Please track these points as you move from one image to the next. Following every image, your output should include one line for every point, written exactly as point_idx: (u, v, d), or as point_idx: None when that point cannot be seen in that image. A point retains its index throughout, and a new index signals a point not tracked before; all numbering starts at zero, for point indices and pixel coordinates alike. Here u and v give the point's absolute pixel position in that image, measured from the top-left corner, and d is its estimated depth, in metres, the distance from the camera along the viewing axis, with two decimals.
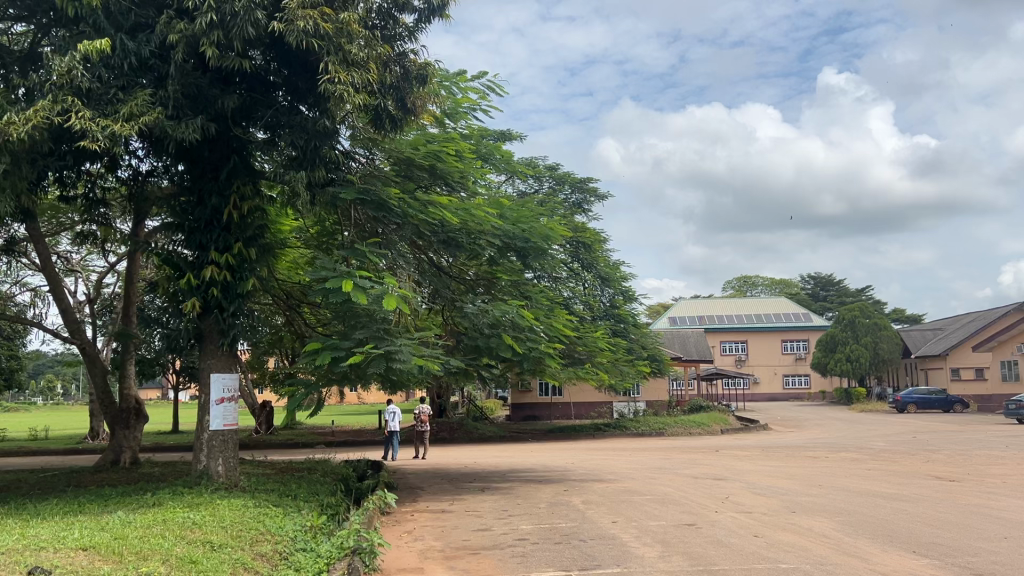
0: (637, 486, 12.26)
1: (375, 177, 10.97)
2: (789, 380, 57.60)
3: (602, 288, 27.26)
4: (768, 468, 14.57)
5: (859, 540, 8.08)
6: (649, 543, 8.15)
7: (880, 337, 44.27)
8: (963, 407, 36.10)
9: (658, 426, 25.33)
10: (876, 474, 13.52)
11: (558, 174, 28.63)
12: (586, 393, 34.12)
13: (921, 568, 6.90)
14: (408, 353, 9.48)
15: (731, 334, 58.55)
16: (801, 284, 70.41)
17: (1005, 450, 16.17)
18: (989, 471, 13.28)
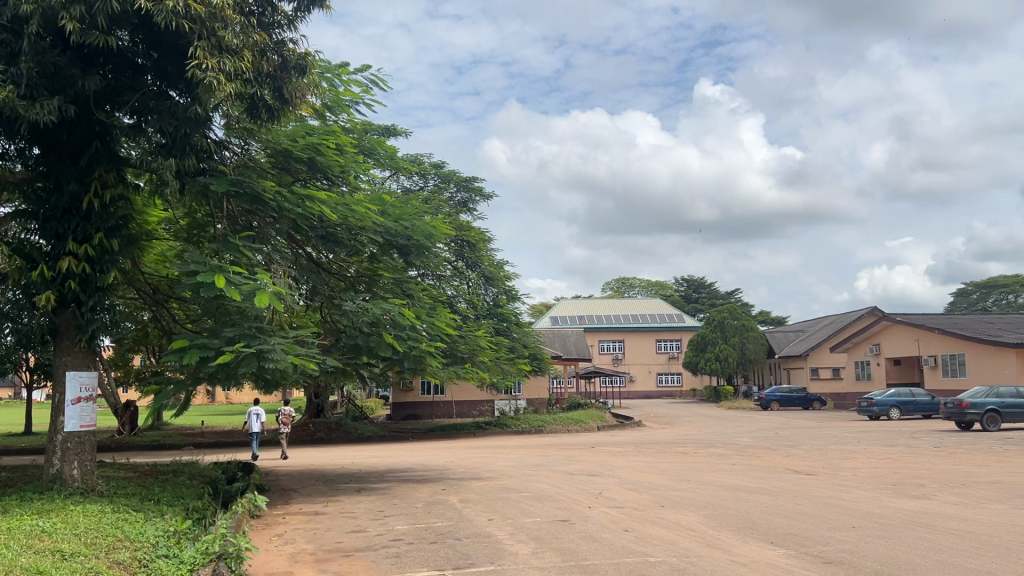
0: (514, 483, 12.37)
1: (250, 168, 10.60)
2: (663, 378, 59.56)
3: (485, 288, 27.34)
4: (640, 464, 15.00)
5: (722, 532, 8.41)
6: (523, 540, 8.22)
7: (746, 337, 46.58)
8: (821, 404, 38.36)
9: (537, 423, 25.65)
10: (741, 469, 14.14)
11: (443, 172, 28.56)
12: (467, 392, 34.19)
13: (777, 558, 7.25)
14: (280, 352, 9.22)
15: (609, 334, 60.09)
16: (676, 286, 73.00)
17: (856, 444, 17.28)
18: (842, 464, 14.15)
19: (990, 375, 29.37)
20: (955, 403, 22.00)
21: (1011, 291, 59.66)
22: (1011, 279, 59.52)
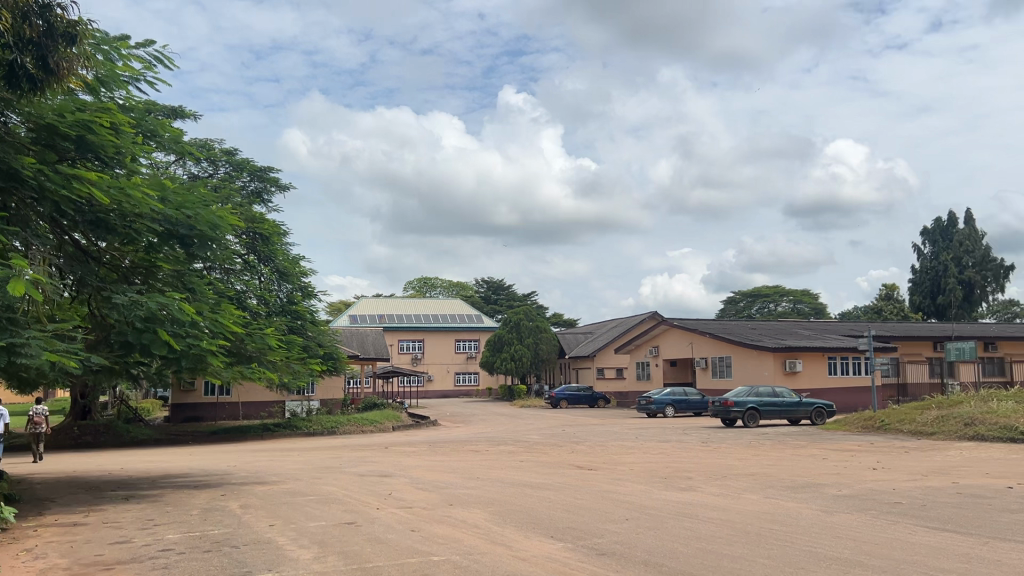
0: (300, 486, 11.99)
1: (7, 142, 9.51)
2: (460, 378, 60.29)
3: (278, 283, 26.34)
4: (430, 463, 15.05)
5: (505, 528, 8.59)
6: (306, 544, 7.96)
7: (540, 337, 48.22)
8: (606, 402, 40.45)
9: (329, 425, 25.02)
10: (528, 466, 14.56)
11: (235, 160, 27.21)
12: (256, 392, 32.79)
13: (556, 552, 7.50)
14: (36, 348, 8.34)
15: (408, 333, 59.95)
16: (475, 288, 74.22)
17: (635, 441, 18.36)
18: (621, 460, 14.96)
19: (751, 375, 32.25)
20: (721, 402, 23.95)
21: (771, 299, 66.02)
22: (772, 289, 65.86)
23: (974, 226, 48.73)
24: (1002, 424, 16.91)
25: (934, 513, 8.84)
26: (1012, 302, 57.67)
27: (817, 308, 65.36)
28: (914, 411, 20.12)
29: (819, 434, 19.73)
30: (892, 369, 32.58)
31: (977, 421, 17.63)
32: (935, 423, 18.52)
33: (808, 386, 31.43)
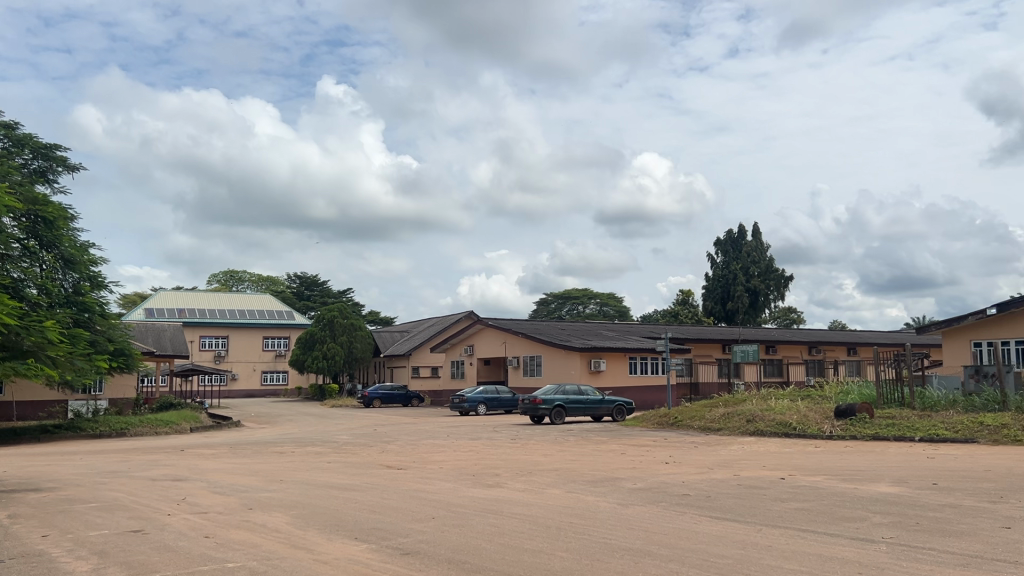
0: (82, 493, 11.03)
1: None
2: (268, 376, 58.10)
3: (62, 272, 24.13)
4: (230, 466, 14.34)
5: (307, 532, 8.33)
6: (84, 556, 7.32)
7: (354, 336, 47.40)
8: (419, 401, 40.42)
9: (118, 426, 23.24)
10: (334, 467, 14.23)
11: (15, 136, 24.70)
12: (34, 390, 29.88)
13: (359, 553, 7.36)
14: None
15: (212, 329, 57.01)
16: (287, 283, 71.84)
17: (445, 440, 18.48)
18: (430, 459, 14.99)
19: (559, 374, 33.39)
20: (530, 399, 24.58)
21: (580, 302, 68.82)
22: (582, 292, 68.69)
23: (760, 239, 53.16)
24: (778, 421, 18.55)
25: (717, 503, 9.52)
26: (790, 309, 63.55)
27: (622, 311, 68.89)
28: (704, 409, 21.60)
29: (619, 431, 20.73)
30: (687, 369, 34.86)
31: (757, 417, 19.23)
32: (721, 419, 19.99)
33: (611, 385, 32.97)
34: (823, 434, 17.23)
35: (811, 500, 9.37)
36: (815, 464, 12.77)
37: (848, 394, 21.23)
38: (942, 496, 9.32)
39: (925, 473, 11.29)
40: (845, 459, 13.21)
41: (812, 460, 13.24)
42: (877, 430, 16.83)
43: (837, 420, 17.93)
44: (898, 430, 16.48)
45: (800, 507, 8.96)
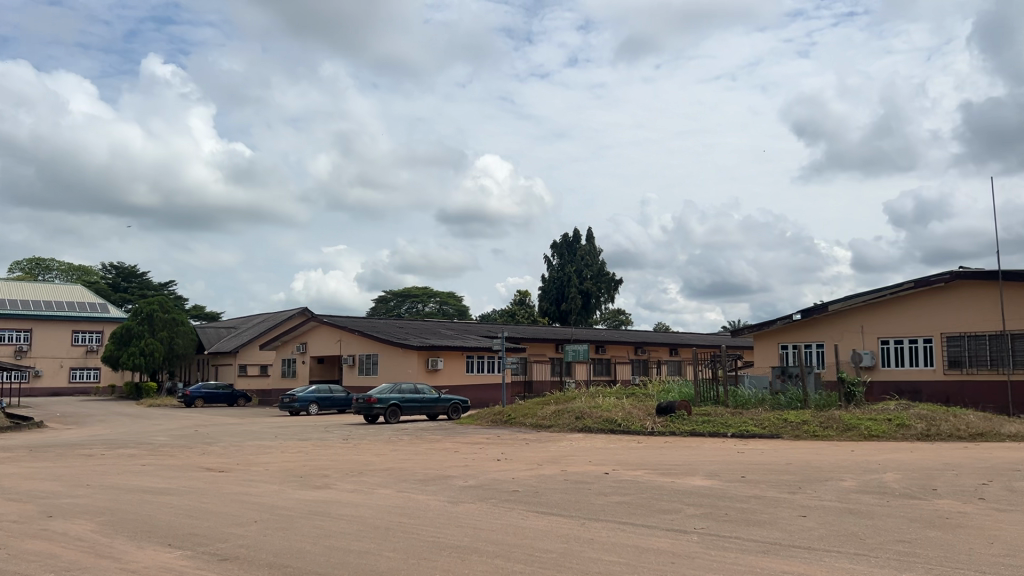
0: None
1: None
2: (77, 373, 53.91)
3: None
4: (28, 471, 13.14)
5: (114, 540, 7.78)
6: None
7: (176, 331, 44.87)
8: (246, 400, 38.82)
9: None
10: (149, 470, 13.38)
11: None
12: None
13: (171, 561, 6.95)
14: None
15: (12, 321, 52.19)
16: (101, 274, 66.93)
17: (272, 440, 17.86)
18: (255, 460, 14.43)
19: (395, 373, 33.13)
20: (364, 398, 24.21)
21: (419, 300, 68.59)
22: (421, 290, 68.49)
23: (593, 243, 55.07)
24: (605, 418, 19.27)
25: (544, 499, 9.76)
26: (620, 311, 66.32)
27: (461, 310, 69.35)
28: (535, 406, 22.09)
29: (452, 429, 20.80)
30: (520, 367, 35.54)
31: (586, 414, 19.89)
32: (552, 417, 20.51)
33: (447, 384, 33.08)
34: (646, 430, 18.06)
35: (632, 494, 9.79)
36: (638, 459, 13.37)
37: (669, 392, 22.38)
38: (749, 488, 10.01)
39: (735, 466, 12.08)
40: (664, 455, 13.92)
41: (634, 455, 13.86)
42: (694, 426, 17.83)
43: (659, 417, 18.87)
44: (713, 426, 17.55)
45: (622, 500, 9.34)
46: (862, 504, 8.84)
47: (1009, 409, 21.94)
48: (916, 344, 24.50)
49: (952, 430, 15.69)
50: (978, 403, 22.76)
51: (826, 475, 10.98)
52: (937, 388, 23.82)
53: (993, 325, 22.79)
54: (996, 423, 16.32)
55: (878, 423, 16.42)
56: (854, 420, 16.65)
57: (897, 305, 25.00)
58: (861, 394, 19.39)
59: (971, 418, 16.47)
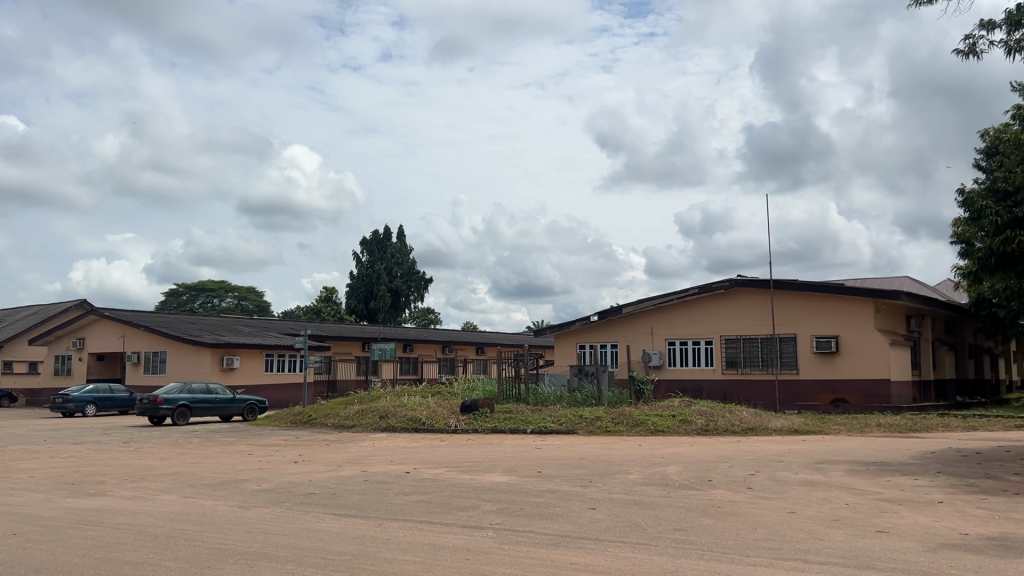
0: None
1: None
2: None
3: None
4: None
5: None
6: None
7: None
8: (10, 400, 35.10)
9: None
10: None
11: None
12: None
13: None
14: None
15: None
16: None
17: (39, 444, 16.23)
18: (18, 466, 13.04)
19: (186, 372, 31.26)
20: (150, 398, 22.64)
21: (216, 295, 65.17)
22: (219, 284, 65.13)
23: (403, 241, 54.82)
24: (408, 416, 19.21)
25: (340, 500, 9.56)
26: (429, 309, 66.58)
27: (261, 305, 66.79)
28: (338, 406, 21.64)
29: (249, 430, 19.91)
30: (324, 366, 34.70)
31: (389, 414, 19.71)
32: (354, 417, 20.16)
33: (243, 383, 31.64)
34: (448, 428, 18.18)
35: (431, 492, 9.80)
36: (439, 457, 13.44)
37: (473, 390, 22.70)
38: (543, 482, 10.34)
39: (532, 462, 12.45)
40: (465, 452, 14.08)
41: (435, 453, 13.91)
42: (496, 424, 18.17)
43: (462, 415, 19.08)
44: (514, 423, 17.98)
45: (420, 499, 9.33)
46: (646, 496, 9.39)
47: (776, 406, 24.21)
48: (699, 345, 26.41)
49: (729, 425, 17.05)
50: (750, 400, 24.93)
51: (616, 468, 11.60)
52: (715, 386, 25.81)
53: (765, 329, 25.05)
54: (765, 418, 17.95)
55: (664, 419, 17.53)
56: (642, 417, 17.68)
57: (683, 309, 26.82)
58: (649, 392, 20.76)
59: (744, 414, 17.99)
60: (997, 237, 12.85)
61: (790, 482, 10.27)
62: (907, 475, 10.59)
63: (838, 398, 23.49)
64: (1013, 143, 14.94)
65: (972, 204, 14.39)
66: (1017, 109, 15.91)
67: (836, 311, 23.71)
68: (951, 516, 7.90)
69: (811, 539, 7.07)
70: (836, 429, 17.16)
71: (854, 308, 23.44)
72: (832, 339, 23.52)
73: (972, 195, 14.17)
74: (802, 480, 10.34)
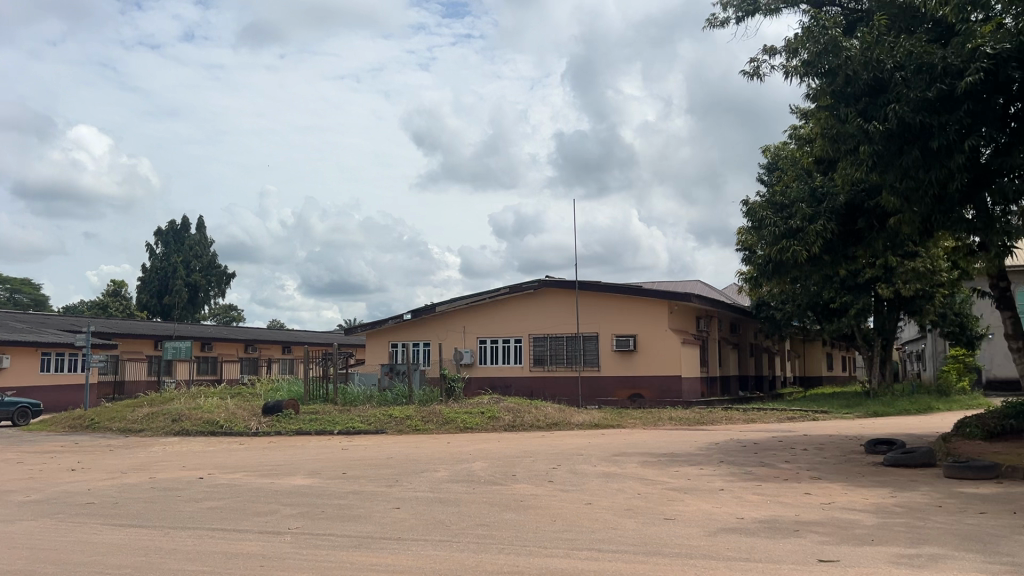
0: None
1: None
2: None
3: None
4: None
5: None
6: None
7: None
8: None
9: None
10: None
11: None
12: None
13: None
14: None
15: None
16: None
17: None
18: None
19: None
20: None
21: None
22: None
23: (203, 234, 52.03)
24: (205, 419, 18.15)
25: (123, 509, 8.84)
26: (231, 307, 63.58)
27: (38, 299, 60.95)
28: (124, 409, 20.07)
29: (18, 436, 17.99)
30: (111, 366, 32.11)
31: (183, 417, 18.54)
32: (144, 420, 18.80)
33: (14, 386, 28.62)
34: (249, 431, 17.36)
35: (226, 498, 9.30)
36: (236, 461, 12.79)
37: (278, 391, 21.85)
38: (348, 484, 10.10)
39: (336, 463, 12.13)
40: (266, 456, 13.51)
41: (234, 458, 13.23)
42: (300, 425, 17.57)
43: (264, 417, 18.31)
44: (319, 425, 17.47)
45: (214, 505, 8.82)
46: (451, 493, 9.40)
47: (578, 402, 25.17)
48: (508, 343, 26.94)
49: (534, 421, 17.52)
50: (555, 396, 25.76)
51: (422, 467, 11.56)
52: (523, 383, 26.44)
53: (570, 328, 25.99)
54: (569, 414, 18.60)
55: (472, 416, 17.73)
56: (452, 415, 17.77)
57: (494, 308, 27.26)
58: (459, 389, 20.91)
59: (548, 410, 18.53)
60: (775, 245, 14.05)
61: (589, 474, 10.68)
62: (694, 465, 11.34)
63: (634, 393, 24.79)
64: (790, 160, 16.35)
65: (754, 215, 15.62)
66: (794, 129, 17.47)
67: (634, 311, 25.02)
68: (730, 502, 8.53)
69: (606, 529, 7.36)
70: (632, 422, 18.09)
71: (651, 308, 24.84)
72: (631, 337, 24.81)
73: (754, 207, 15.39)
74: (600, 472, 10.79)
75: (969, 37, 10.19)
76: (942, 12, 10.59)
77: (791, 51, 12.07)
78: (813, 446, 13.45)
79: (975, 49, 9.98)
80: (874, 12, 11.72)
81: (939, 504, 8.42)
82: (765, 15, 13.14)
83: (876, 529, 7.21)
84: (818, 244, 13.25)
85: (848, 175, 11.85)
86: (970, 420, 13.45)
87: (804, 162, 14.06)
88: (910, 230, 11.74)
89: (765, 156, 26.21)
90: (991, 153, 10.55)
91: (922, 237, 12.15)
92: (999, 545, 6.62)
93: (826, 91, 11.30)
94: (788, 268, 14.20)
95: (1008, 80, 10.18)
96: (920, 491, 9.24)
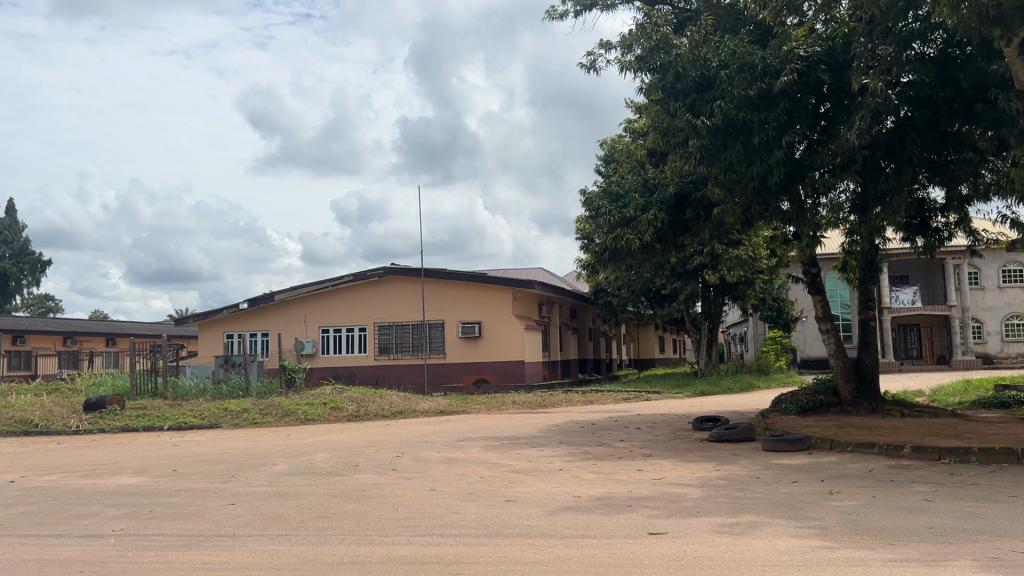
0: None
1: None
2: None
3: None
4: None
5: None
6: None
7: None
8: None
9: None
10: None
11: None
12: None
13: None
14: None
15: None
16: None
17: None
18: None
19: None
20: None
21: None
22: None
23: (14, 216, 47.82)
24: (16, 418, 16.72)
25: None
26: (46, 297, 58.90)
27: None
28: None
29: None
30: None
31: None
32: None
33: None
34: (68, 429, 16.15)
35: (41, 501, 8.60)
36: (52, 462, 11.86)
37: (100, 386, 20.50)
38: (178, 481, 9.62)
39: (166, 460, 11.50)
40: (88, 454, 12.63)
41: (49, 458, 12.28)
42: (126, 421, 16.56)
43: (85, 414, 17.10)
44: (147, 420, 16.54)
45: (27, 510, 8.14)
46: (289, 486, 9.16)
47: (424, 389, 25.16)
48: (352, 332, 26.51)
49: (378, 409, 17.36)
50: (400, 383, 25.60)
51: (259, 460, 11.20)
52: (368, 372, 26.10)
53: (415, 316, 25.91)
54: (413, 401, 18.56)
55: (314, 408, 17.35)
56: (292, 407, 17.29)
57: (338, 296, 26.74)
58: (300, 380, 20.41)
59: (393, 399, 18.43)
60: (611, 234, 14.64)
61: (432, 461, 10.70)
62: (534, 447, 11.61)
63: (480, 378, 25.08)
64: (625, 152, 17.03)
65: (591, 205, 16.22)
66: (628, 122, 18.20)
67: (479, 298, 25.28)
68: (568, 481, 8.81)
69: (447, 514, 7.41)
70: (477, 408, 18.31)
71: (496, 295, 25.17)
72: (476, 324, 25.06)
73: (592, 197, 15.98)
74: (443, 459, 10.83)
75: (785, 40, 11.04)
76: (761, 15, 11.34)
77: (625, 46, 12.51)
78: (646, 425, 14.11)
79: (791, 51, 10.84)
80: (702, 12, 12.36)
81: (757, 476, 9.07)
82: (602, 10, 13.55)
83: (701, 501, 7.66)
84: (650, 231, 13.90)
85: (677, 166, 12.47)
86: (785, 396, 14.56)
87: (638, 154, 14.70)
88: (733, 219, 12.51)
89: (602, 148, 27.18)
90: (805, 148, 11.39)
91: (744, 227, 12.98)
92: (807, 510, 7.21)
93: (657, 86, 11.83)
94: (622, 255, 14.86)
95: (818, 81, 11.11)
96: (741, 464, 9.93)
